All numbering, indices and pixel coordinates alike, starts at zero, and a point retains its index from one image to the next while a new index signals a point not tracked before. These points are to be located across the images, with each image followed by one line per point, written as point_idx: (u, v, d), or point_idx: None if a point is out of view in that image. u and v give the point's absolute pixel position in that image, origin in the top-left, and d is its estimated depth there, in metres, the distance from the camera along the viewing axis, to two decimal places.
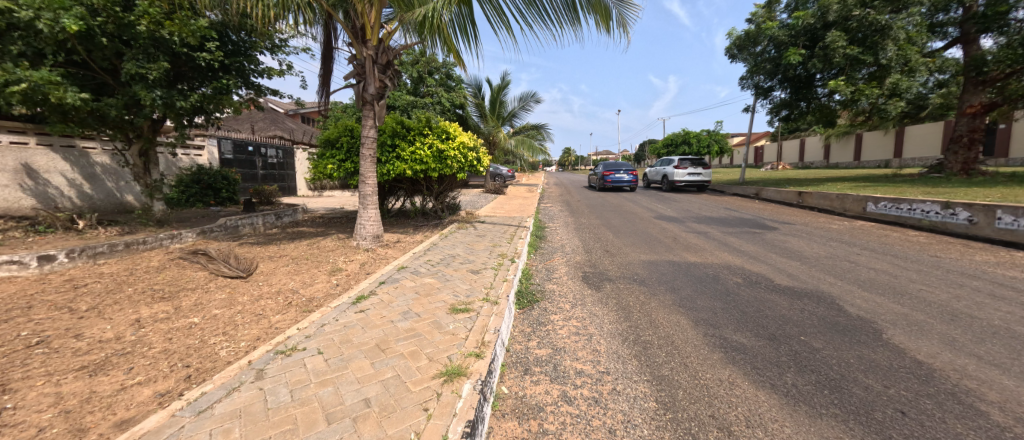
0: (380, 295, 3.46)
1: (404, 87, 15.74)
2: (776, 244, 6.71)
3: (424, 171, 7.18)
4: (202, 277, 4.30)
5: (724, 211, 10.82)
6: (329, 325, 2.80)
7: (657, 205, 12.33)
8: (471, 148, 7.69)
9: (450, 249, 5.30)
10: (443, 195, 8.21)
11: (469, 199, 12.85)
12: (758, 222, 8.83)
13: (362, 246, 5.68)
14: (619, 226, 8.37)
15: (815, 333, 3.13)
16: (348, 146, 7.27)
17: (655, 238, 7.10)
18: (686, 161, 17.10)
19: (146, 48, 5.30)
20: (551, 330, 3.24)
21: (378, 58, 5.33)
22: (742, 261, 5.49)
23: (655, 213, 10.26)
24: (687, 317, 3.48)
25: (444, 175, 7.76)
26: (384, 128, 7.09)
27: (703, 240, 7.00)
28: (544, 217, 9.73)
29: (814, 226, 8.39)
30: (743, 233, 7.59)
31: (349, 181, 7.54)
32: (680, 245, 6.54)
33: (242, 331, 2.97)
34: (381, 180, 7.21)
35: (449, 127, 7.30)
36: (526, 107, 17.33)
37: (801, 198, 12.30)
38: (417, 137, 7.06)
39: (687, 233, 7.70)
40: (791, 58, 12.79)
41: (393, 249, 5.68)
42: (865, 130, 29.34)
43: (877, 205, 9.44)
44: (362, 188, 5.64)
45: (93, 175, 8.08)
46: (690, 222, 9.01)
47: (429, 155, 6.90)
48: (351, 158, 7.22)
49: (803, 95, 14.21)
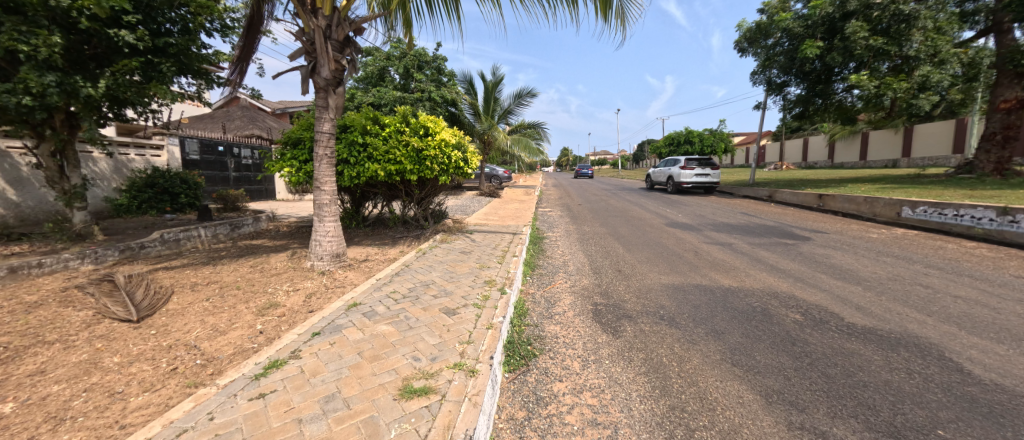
0: (302, 360, 2.34)
1: (391, 82, 14.87)
2: (818, 259, 5.65)
3: (399, 173, 6.09)
4: (83, 320, 3.18)
5: (741, 216, 9.81)
6: (188, 436, 1.69)
7: (666, 210, 11.28)
8: (456, 147, 6.56)
9: (424, 274, 4.20)
10: (426, 201, 7.11)
11: (460, 203, 11.76)
12: (785, 231, 7.78)
13: (317, 267, 4.56)
14: (629, 237, 7.30)
15: (958, 426, 2.05)
16: (309, 144, 6.12)
17: (674, 253, 6.04)
18: (692, 161, 16.08)
19: (37, 19, 4.17)
20: (555, 418, 2.15)
21: (332, 32, 4.22)
22: (789, 285, 4.43)
23: (666, 220, 9.21)
24: (752, 390, 2.39)
25: (426, 178, 6.64)
26: (352, 123, 6.06)
27: (730, 255, 5.93)
28: (543, 225, 8.68)
29: (851, 236, 7.34)
30: (773, 245, 6.53)
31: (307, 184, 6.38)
32: (707, 262, 5.47)
33: (63, 435, 1.86)
34: (347, 184, 6.11)
35: (431, 122, 6.18)
36: (522, 104, 16.24)
37: (822, 201, 11.28)
38: (391, 133, 5.98)
39: (709, 245, 6.64)
40: (808, 50, 11.72)
41: (355, 272, 4.57)
42: (872, 129, 28.47)
43: (915, 211, 8.48)
44: (317, 195, 4.54)
45: (19, 179, 6.91)
46: (707, 230, 7.96)
47: (403, 155, 5.84)
48: (310, 157, 6.08)
49: (820, 91, 13.18)
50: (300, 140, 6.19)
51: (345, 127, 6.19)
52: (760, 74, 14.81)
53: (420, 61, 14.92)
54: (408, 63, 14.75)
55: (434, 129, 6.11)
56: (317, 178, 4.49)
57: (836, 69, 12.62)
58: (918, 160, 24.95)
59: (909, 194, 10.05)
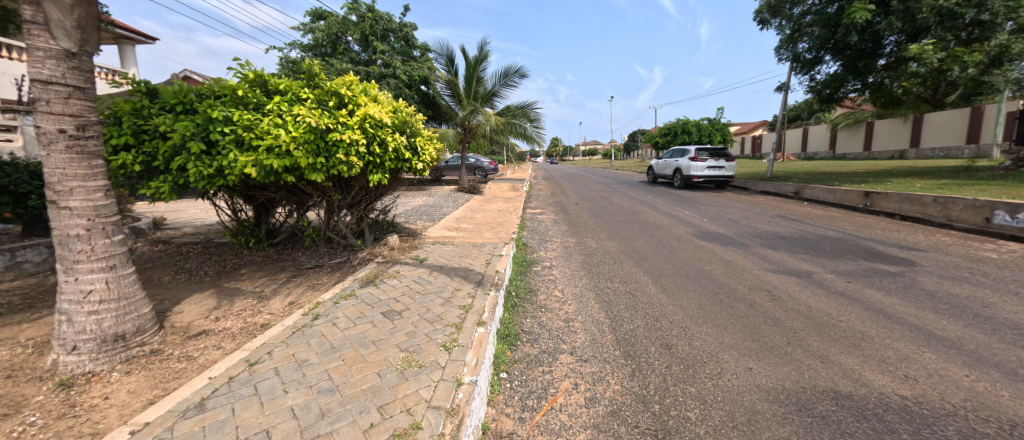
0: None
1: (347, 53, 12.65)
2: (975, 312, 3.44)
3: (294, 170, 3.68)
4: None
5: (781, 221, 7.79)
6: None
7: (681, 211, 9.21)
8: (396, 130, 4.26)
9: (264, 405, 1.84)
10: (358, 208, 4.70)
11: (429, 204, 9.47)
12: (863, 247, 5.69)
13: (62, 369, 2.19)
14: (653, 259, 5.14)
15: None
16: (130, 116, 3.46)
17: (736, 297, 3.81)
18: (704, 152, 13.86)
19: None
20: None
21: None
22: (1021, 401, 2.19)
23: (692, 229, 7.01)
24: None
25: (350, 178, 4.26)
26: (219, 90, 3.69)
27: (829, 300, 3.70)
28: (533, 237, 6.45)
29: (963, 257, 5.19)
30: (875, 278, 4.35)
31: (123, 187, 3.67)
32: (809, 322, 3.23)
33: None
34: (202, 187, 3.62)
35: (353, 89, 3.92)
36: (510, 85, 13.71)
37: (869, 200, 9.30)
38: (283, 104, 3.65)
39: (779, 276, 4.43)
40: (857, 14, 9.50)
41: (143, 377, 2.20)
42: (877, 118, 26.72)
43: (1015, 217, 6.48)
44: (55, 220, 2.13)
45: None
46: (757, 247, 5.74)
47: (294, 137, 3.45)
48: (131, 138, 3.43)
49: (862, 68, 11.00)
50: (116, 113, 3.50)
51: (206, 94, 3.74)
52: (786, 48, 12.72)
53: (383, 29, 12.90)
54: (365, 27, 12.54)
55: (355, 100, 3.81)
56: (46, 183, 2.09)
57: (882, 41, 10.59)
58: (928, 151, 23.42)
59: (987, 192, 8.02)
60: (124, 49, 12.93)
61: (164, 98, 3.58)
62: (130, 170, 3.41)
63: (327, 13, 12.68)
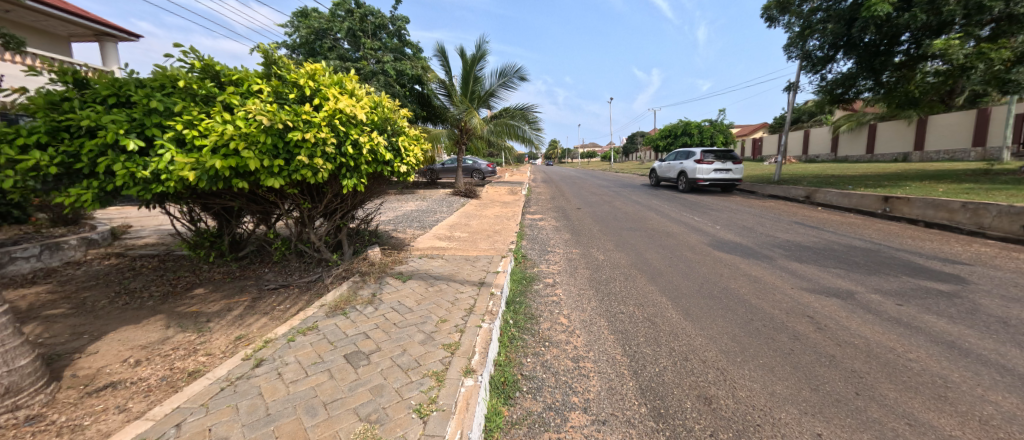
0: None
1: (335, 49, 12.06)
2: None
3: (249, 174, 3.07)
4: None
5: (799, 228, 7.23)
6: None
7: (690, 217, 8.61)
8: (374, 129, 3.68)
9: None
10: (333, 217, 4.10)
11: (421, 209, 8.86)
12: (900, 260, 5.11)
13: None
14: (670, 275, 4.54)
15: None
16: (47, 111, 2.82)
17: (775, 326, 3.21)
18: (710, 154, 13.28)
19: None
20: None
21: None
22: None
23: (706, 238, 6.43)
24: None
25: (320, 184, 3.66)
26: (162, 80, 3.07)
27: (886, 330, 3.11)
28: (533, 247, 5.84)
29: (1016, 272, 4.62)
30: (929, 300, 3.76)
31: (41, 195, 3.02)
32: (872, 362, 2.64)
33: None
34: (138, 196, 2.99)
35: (321, 81, 3.34)
36: (508, 85, 13.14)
37: (889, 205, 8.75)
38: (237, 96, 3.06)
39: (818, 298, 3.83)
40: (877, 7, 8.94)
41: None
42: (880, 120, 26.29)
43: None
44: None
45: None
46: (782, 260, 5.15)
47: (245, 135, 2.84)
48: (47, 136, 2.79)
49: (880, 64, 10.44)
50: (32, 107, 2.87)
51: (148, 85, 3.12)
52: (795, 46, 12.19)
53: (374, 25, 12.35)
54: (354, 23, 11.99)
55: (323, 92, 3.23)
56: None
57: (900, 36, 10.07)
58: (932, 154, 22.94)
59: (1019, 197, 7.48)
60: (104, 46, 12.21)
61: (95, 90, 2.97)
62: (43, 174, 2.76)
63: (313, 10, 12.14)
